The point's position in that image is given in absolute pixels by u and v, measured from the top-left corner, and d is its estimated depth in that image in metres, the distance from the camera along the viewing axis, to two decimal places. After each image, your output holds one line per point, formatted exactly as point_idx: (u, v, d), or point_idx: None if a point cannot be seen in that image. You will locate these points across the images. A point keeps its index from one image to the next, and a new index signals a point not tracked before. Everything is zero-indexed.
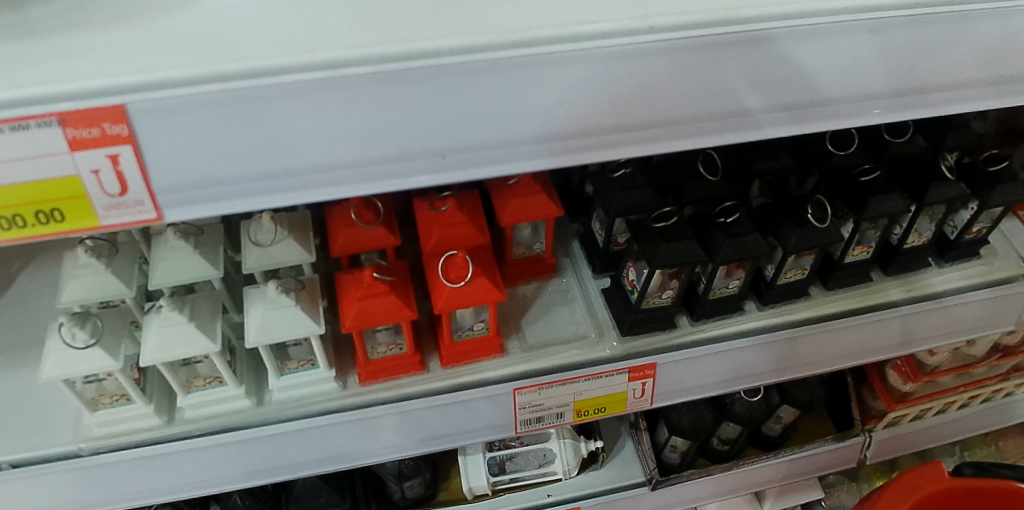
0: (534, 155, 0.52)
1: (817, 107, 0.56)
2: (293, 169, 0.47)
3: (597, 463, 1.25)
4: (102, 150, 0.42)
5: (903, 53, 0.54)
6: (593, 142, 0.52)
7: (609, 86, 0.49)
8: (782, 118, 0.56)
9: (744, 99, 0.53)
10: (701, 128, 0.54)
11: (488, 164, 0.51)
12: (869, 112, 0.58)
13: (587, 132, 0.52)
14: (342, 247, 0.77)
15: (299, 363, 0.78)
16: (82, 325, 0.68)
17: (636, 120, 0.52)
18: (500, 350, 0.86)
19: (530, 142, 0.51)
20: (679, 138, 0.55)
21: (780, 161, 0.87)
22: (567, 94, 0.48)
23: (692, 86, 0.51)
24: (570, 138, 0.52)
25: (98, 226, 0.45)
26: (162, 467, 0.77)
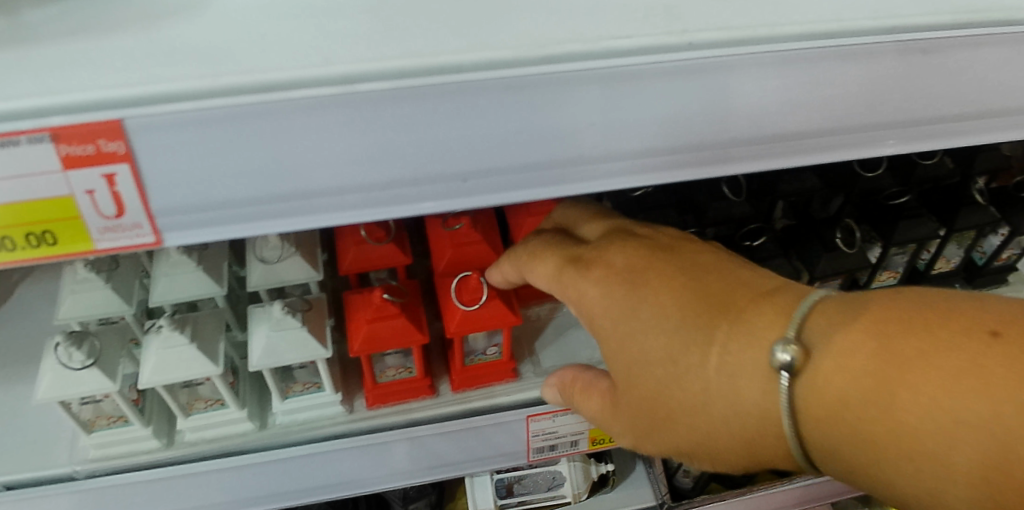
0: (559, 180, 0.49)
1: (856, 132, 0.52)
2: (301, 192, 0.44)
3: (607, 487, 1.23)
4: (97, 169, 0.39)
5: (956, 75, 0.50)
6: (623, 166, 0.49)
7: (642, 107, 0.46)
8: (817, 142, 0.52)
9: (779, 124, 0.50)
10: (730, 154, 0.51)
11: (512, 190, 0.48)
12: (883, 143, 0.54)
13: (616, 157, 0.48)
14: (351, 265, 0.74)
15: (304, 387, 0.75)
16: (79, 345, 0.64)
17: (668, 144, 0.48)
18: (513, 375, 0.82)
19: (557, 166, 0.47)
20: (707, 164, 0.51)
21: (806, 183, 0.85)
22: (599, 113, 0.45)
23: (728, 108, 0.48)
24: (599, 162, 0.48)
25: (92, 250, 0.43)
26: (161, 491, 0.74)
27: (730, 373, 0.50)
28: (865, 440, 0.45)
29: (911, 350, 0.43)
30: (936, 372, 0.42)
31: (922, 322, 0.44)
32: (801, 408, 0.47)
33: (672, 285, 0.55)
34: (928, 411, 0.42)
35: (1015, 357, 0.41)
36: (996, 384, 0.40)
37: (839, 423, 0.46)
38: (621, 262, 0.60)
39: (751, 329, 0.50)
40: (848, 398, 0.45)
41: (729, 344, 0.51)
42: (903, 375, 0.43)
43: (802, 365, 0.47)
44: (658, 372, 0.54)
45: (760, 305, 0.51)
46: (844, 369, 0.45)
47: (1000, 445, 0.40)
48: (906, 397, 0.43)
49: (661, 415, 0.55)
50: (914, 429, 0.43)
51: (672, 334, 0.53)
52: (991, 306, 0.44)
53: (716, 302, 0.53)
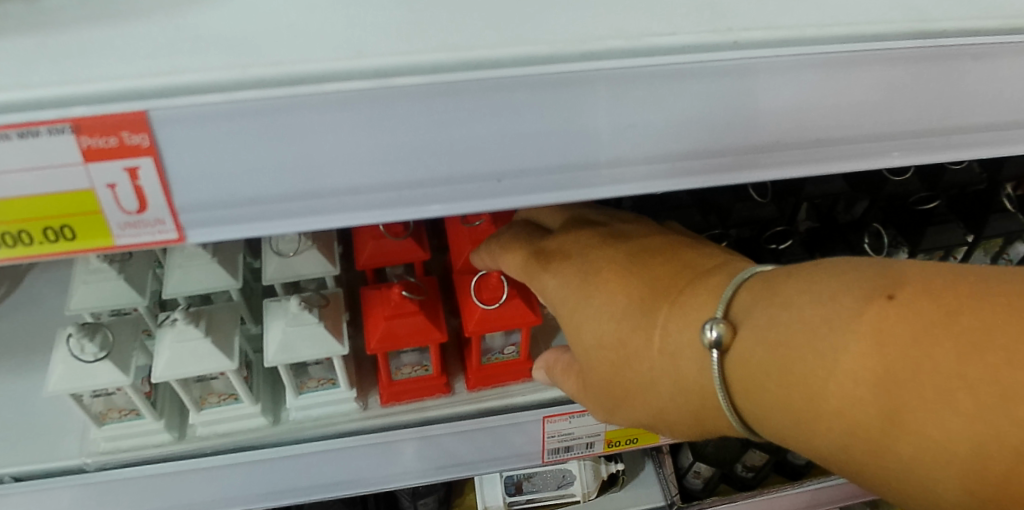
0: (597, 182, 0.46)
1: (904, 139, 0.50)
2: (327, 189, 0.42)
3: (616, 486, 1.22)
4: (120, 162, 0.38)
5: (1010, 82, 0.48)
6: (662, 169, 0.47)
7: (684, 108, 0.44)
8: (863, 148, 0.50)
9: (824, 130, 0.48)
10: (770, 159, 0.49)
11: (545, 191, 0.46)
12: (887, 155, 0.51)
13: (656, 159, 0.46)
14: (368, 260, 0.73)
15: (319, 383, 0.74)
16: (92, 337, 0.63)
17: (707, 147, 0.47)
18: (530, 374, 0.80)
19: (594, 167, 0.45)
20: (746, 169, 0.49)
21: (832, 186, 0.85)
22: (641, 114, 0.43)
23: (772, 111, 0.46)
24: (638, 164, 0.46)
25: (112, 246, 0.41)
26: (172, 485, 0.73)
27: (671, 353, 0.53)
28: (786, 409, 0.45)
29: (819, 319, 0.44)
30: (840, 337, 0.42)
31: (831, 290, 0.44)
32: (733, 383, 0.48)
33: (622, 272, 0.58)
34: (836, 378, 0.42)
35: (911, 320, 0.40)
36: (895, 347, 0.40)
37: (764, 391, 0.47)
38: (577, 253, 0.62)
39: (689, 308, 0.52)
40: (768, 371, 0.46)
41: (670, 326, 0.53)
42: (810, 344, 0.44)
43: (730, 343, 0.48)
44: (612, 356, 0.57)
45: (697, 286, 0.54)
46: (762, 342, 0.46)
47: (906, 409, 0.40)
48: (815, 365, 0.43)
49: (620, 394, 0.58)
50: (825, 396, 0.43)
51: (622, 320, 0.56)
52: (896, 268, 0.43)
53: (659, 286, 0.55)
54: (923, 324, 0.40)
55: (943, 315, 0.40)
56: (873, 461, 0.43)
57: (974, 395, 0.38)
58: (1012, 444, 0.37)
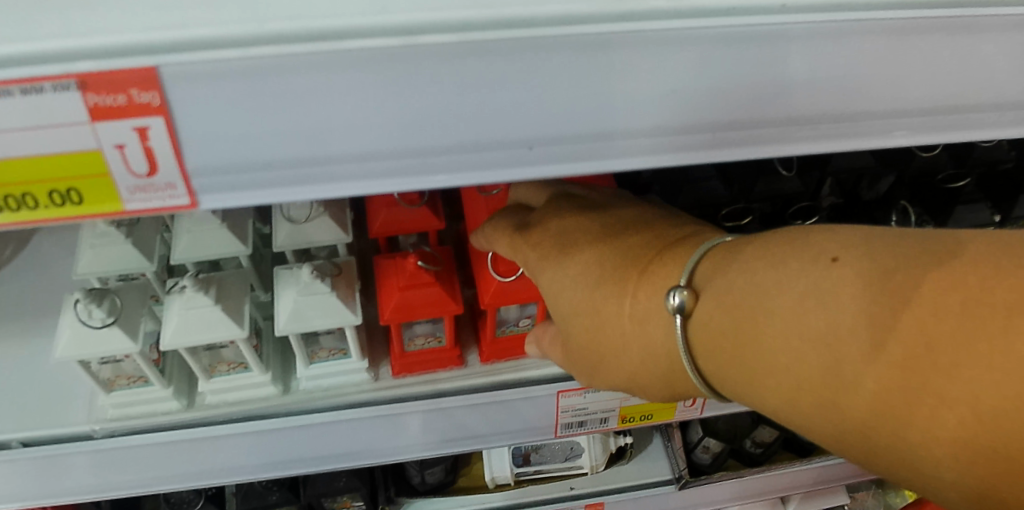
0: (632, 152, 0.44)
1: (959, 114, 0.47)
2: (346, 155, 0.40)
3: (624, 459, 1.22)
4: (129, 122, 0.36)
5: None
6: (700, 140, 0.45)
7: (726, 75, 0.41)
8: (912, 122, 0.47)
9: (872, 102, 0.45)
10: (814, 132, 0.46)
11: (575, 160, 0.44)
12: (914, 133, 0.48)
13: (693, 129, 0.44)
14: (381, 228, 0.71)
15: (330, 353, 0.72)
16: (99, 303, 0.61)
17: (747, 118, 0.44)
18: None
19: (629, 136, 0.43)
20: (788, 141, 0.46)
21: (859, 160, 0.84)
22: (681, 79, 0.41)
23: (819, 80, 0.43)
24: (675, 134, 0.44)
25: (121, 211, 0.39)
26: (180, 454, 0.72)
27: (641, 317, 0.53)
28: (741, 369, 0.46)
29: (769, 282, 0.44)
30: (786, 297, 0.43)
31: (783, 253, 0.44)
32: (696, 346, 0.49)
33: (598, 242, 0.58)
34: (781, 337, 0.43)
35: (851, 280, 0.40)
36: (834, 305, 0.40)
37: (721, 353, 0.47)
38: (554, 222, 0.62)
39: (657, 275, 0.53)
40: (724, 334, 0.46)
41: (639, 294, 0.53)
42: (760, 305, 0.44)
43: (693, 308, 0.49)
44: (586, 323, 0.57)
45: (667, 255, 0.54)
46: (719, 306, 0.47)
47: (843, 366, 0.40)
48: (764, 325, 0.44)
49: (597, 359, 0.58)
50: (772, 355, 0.43)
51: (595, 288, 0.56)
52: (847, 232, 0.43)
53: (631, 254, 0.56)
54: (860, 283, 0.40)
55: (880, 272, 0.39)
56: (818, 422, 0.43)
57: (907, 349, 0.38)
58: (939, 396, 0.37)
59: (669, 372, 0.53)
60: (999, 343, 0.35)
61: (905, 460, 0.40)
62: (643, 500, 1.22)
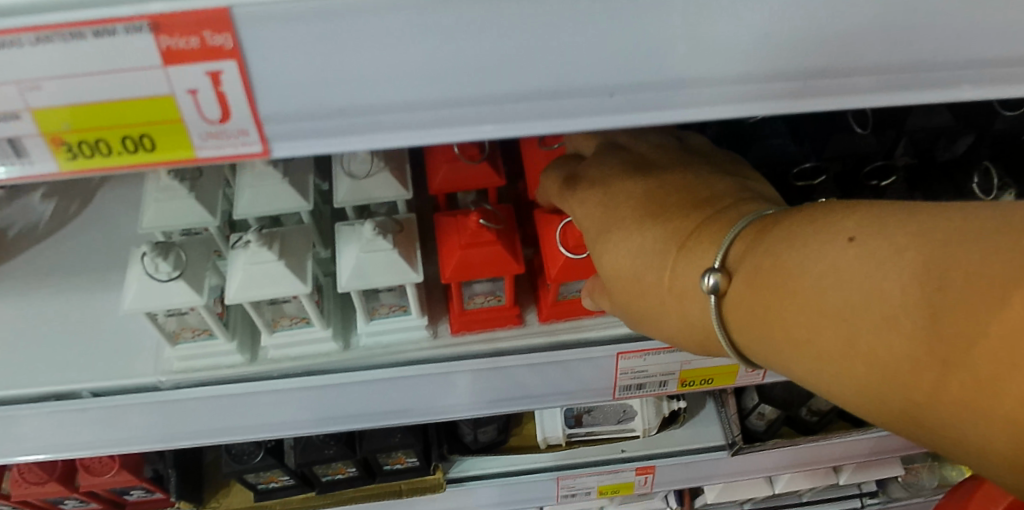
0: (715, 101, 0.41)
1: None
2: (418, 102, 0.38)
3: (676, 424, 1.21)
4: (202, 66, 0.35)
5: None
6: (790, 89, 0.42)
7: (826, 17, 0.38)
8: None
9: (987, 49, 0.41)
10: (918, 81, 0.43)
11: (654, 110, 0.41)
12: None
13: (783, 77, 0.41)
14: (442, 185, 0.69)
15: (390, 309, 0.72)
16: (165, 256, 0.62)
17: (843, 64, 0.41)
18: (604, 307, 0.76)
19: (714, 84, 0.40)
20: (892, 91, 0.43)
21: (937, 120, 0.79)
22: (776, 22, 0.38)
23: (928, 24, 0.39)
24: (763, 82, 0.41)
25: (194, 158, 0.39)
26: (243, 405, 0.73)
27: (678, 291, 0.52)
28: (766, 342, 0.46)
29: (791, 263, 0.44)
30: (808, 279, 0.42)
31: (804, 230, 0.44)
32: (730, 322, 0.48)
33: (640, 206, 0.56)
34: (805, 317, 0.43)
35: (867, 261, 0.40)
36: (854, 286, 0.40)
37: (748, 328, 0.47)
38: (595, 182, 0.59)
39: (696, 247, 0.51)
40: (755, 312, 0.46)
41: (677, 267, 0.52)
42: (784, 285, 0.44)
43: (727, 288, 0.48)
44: (625, 288, 0.57)
45: (706, 226, 0.52)
46: (749, 285, 0.46)
47: (866, 346, 0.40)
48: (786, 302, 0.44)
49: (638, 320, 0.58)
50: (797, 335, 0.43)
51: (634, 260, 0.55)
52: (869, 207, 0.42)
53: (672, 225, 0.54)
54: (875, 263, 0.39)
55: (893, 250, 0.39)
56: (842, 393, 0.43)
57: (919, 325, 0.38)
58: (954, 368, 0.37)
59: (706, 342, 0.53)
60: (1000, 312, 0.35)
61: (928, 428, 0.40)
62: (694, 465, 1.21)
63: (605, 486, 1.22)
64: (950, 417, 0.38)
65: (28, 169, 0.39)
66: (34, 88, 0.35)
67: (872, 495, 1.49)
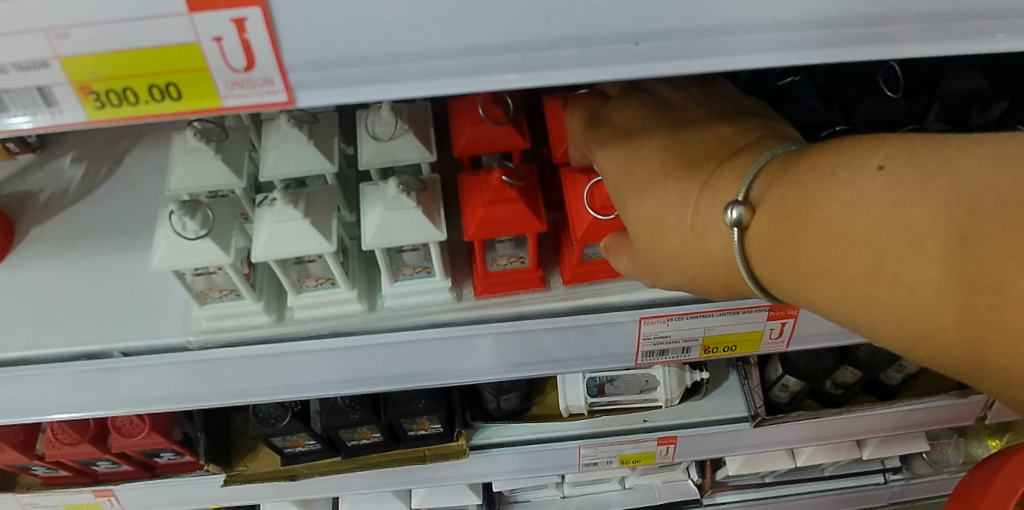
0: (739, 50, 0.41)
1: None
2: (445, 50, 0.39)
3: (699, 394, 1.21)
4: (226, 13, 0.36)
5: None
6: (816, 37, 0.41)
7: None
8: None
9: None
10: (952, 31, 0.41)
11: (678, 59, 0.41)
12: None
13: (809, 25, 0.40)
14: (465, 146, 0.69)
15: (414, 270, 0.72)
16: (193, 215, 0.63)
17: (872, 12, 0.40)
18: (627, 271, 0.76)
19: (738, 32, 0.40)
20: (930, 41, 0.42)
21: (971, 83, 0.77)
22: None
23: None
24: (787, 30, 0.41)
25: (219, 108, 0.40)
26: (269, 366, 0.75)
27: (700, 228, 0.52)
28: (790, 275, 0.47)
29: (817, 193, 0.45)
30: (834, 207, 0.44)
31: (828, 161, 0.45)
32: (753, 256, 0.49)
33: (664, 146, 0.57)
34: (831, 245, 0.44)
35: (896, 186, 0.41)
36: (883, 211, 0.42)
37: (773, 264, 0.48)
38: (618, 125, 0.60)
39: (717, 181, 0.52)
40: (780, 244, 0.47)
41: (699, 204, 0.52)
42: (810, 216, 0.45)
43: (749, 222, 0.49)
44: (644, 231, 0.57)
45: (730, 162, 0.52)
46: (775, 217, 0.47)
47: (892, 269, 0.42)
48: (811, 234, 0.45)
49: (654, 268, 0.58)
50: (822, 263, 0.45)
51: (655, 199, 0.55)
52: (892, 139, 0.43)
53: (697, 163, 0.54)
54: (905, 189, 0.41)
55: (921, 176, 0.41)
56: (866, 318, 0.45)
57: (947, 246, 0.40)
58: (981, 285, 0.39)
59: (726, 281, 0.54)
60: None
61: (953, 350, 0.42)
62: (716, 437, 1.20)
63: (627, 456, 1.22)
64: (976, 336, 0.40)
65: (57, 118, 0.40)
66: (61, 36, 0.37)
67: (896, 471, 1.47)
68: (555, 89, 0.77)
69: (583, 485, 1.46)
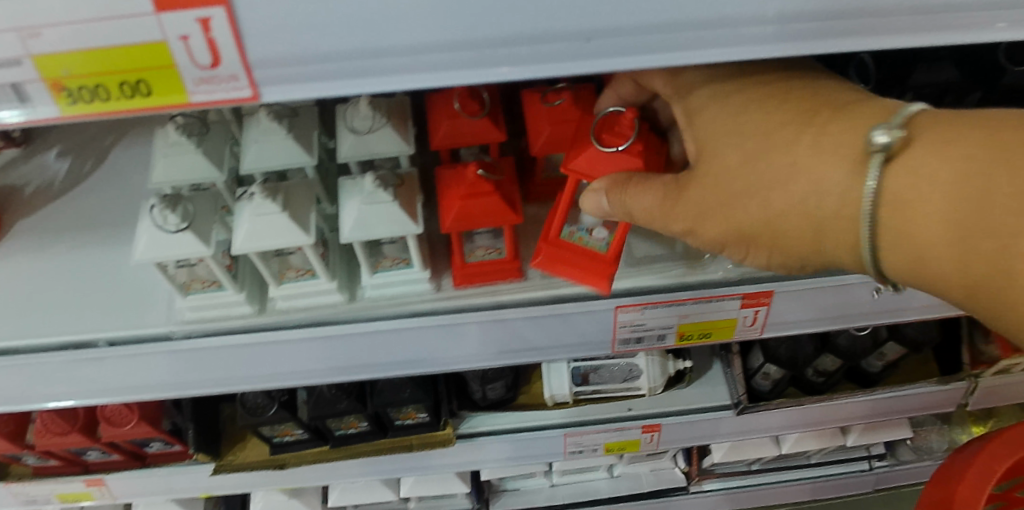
0: (653, 50, 0.47)
1: (982, 14, 0.48)
2: (402, 47, 0.43)
3: (682, 383, 1.23)
4: (192, 13, 0.39)
5: None
6: (722, 35, 0.47)
7: None
8: (972, 16, 0.48)
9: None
10: (838, 29, 0.47)
11: (611, 56, 0.46)
12: (956, 28, 0.48)
13: (716, 24, 0.46)
14: (443, 139, 0.71)
15: (394, 262, 0.75)
16: (174, 208, 0.64)
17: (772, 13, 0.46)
18: (603, 278, 0.69)
19: (654, 31, 0.45)
20: (823, 38, 0.48)
21: (942, 75, 0.79)
22: None
23: None
24: (694, 29, 0.46)
25: (187, 102, 0.43)
26: (254, 355, 0.76)
27: (824, 150, 0.52)
28: (919, 207, 0.49)
29: (987, 142, 0.47)
30: (1009, 156, 0.46)
31: (991, 121, 0.48)
32: (882, 184, 0.50)
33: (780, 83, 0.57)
34: (993, 187, 0.46)
35: None
36: None
37: (868, 197, 0.50)
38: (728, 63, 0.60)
39: (850, 117, 0.52)
40: (932, 176, 0.48)
41: (827, 129, 0.52)
42: (981, 157, 0.47)
43: (896, 149, 0.49)
44: (734, 159, 0.56)
45: (865, 102, 0.53)
46: (931, 152, 0.48)
47: None
48: (969, 171, 0.47)
49: (709, 206, 0.58)
50: (974, 201, 0.47)
51: (773, 122, 0.54)
52: None
53: (820, 99, 0.55)
54: None
55: None
56: (980, 262, 0.48)
57: None
58: None
59: (817, 217, 0.53)
60: None
61: None
62: (699, 424, 1.22)
63: (612, 443, 1.24)
64: None
65: (32, 113, 0.43)
66: (33, 36, 0.39)
67: (881, 457, 1.49)
68: (532, 83, 0.79)
69: (571, 473, 1.48)
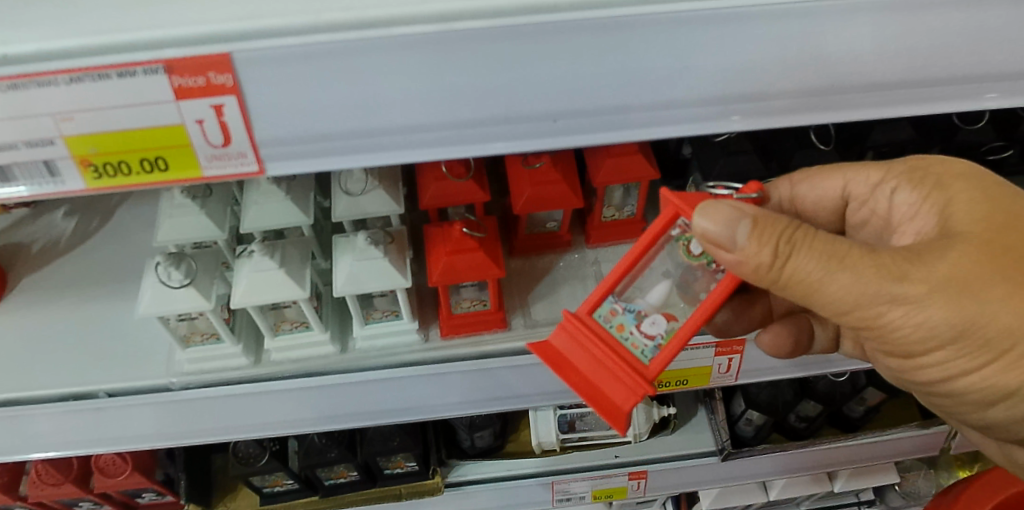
0: (604, 126, 0.55)
1: (878, 93, 0.56)
2: (393, 126, 0.51)
3: (668, 429, 1.25)
4: (208, 100, 0.46)
5: (993, 34, 0.52)
6: (665, 116, 0.55)
7: (683, 52, 0.50)
8: (870, 98, 0.56)
9: (811, 80, 0.54)
10: (759, 109, 0.56)
11: (573, 134, 0.55)
12: (861, 105, 0.57)
13: (659, 106, 0.54)
14: (431, 200, 0.75)
15: (383, 313, 0.79)
16: (178, 266, 0.69)
17: (709, 96, 0.54)
18: (624, 396, 0.57)
19: (606, 111, 0.53)
20: (749, 118, 0.57)
21: (900, 134, 0.84)
22: (632, 54, 0.50)
23: (776, 46, 0.51)
24: (633, 111, 0.54)
25: (200, 177, 0.50)
26: (249, 404, 0.79)
27: None
28: None
29: None
30: None
31: None
32: None
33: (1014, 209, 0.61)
34: None
35: None
36: None
37: None
38: None
39: None
40: None
41: None
42: None
43: None
44: (986, 246, 0.55)
45: None
46: None
47: None
48: None
49: (948, 283, 0.54)
50: None
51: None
52: None
53: None
54: None
55: None
56: None
57: None
58: None
59: None
60: None
61: None
62: (683, 471, 1.24)
63: (599, 491, 1.25)
64: None
65: (59, 186, 0.49)
66: (66, 120, 0.46)
67: (869, 503, 1.51)
68: None
69: None
